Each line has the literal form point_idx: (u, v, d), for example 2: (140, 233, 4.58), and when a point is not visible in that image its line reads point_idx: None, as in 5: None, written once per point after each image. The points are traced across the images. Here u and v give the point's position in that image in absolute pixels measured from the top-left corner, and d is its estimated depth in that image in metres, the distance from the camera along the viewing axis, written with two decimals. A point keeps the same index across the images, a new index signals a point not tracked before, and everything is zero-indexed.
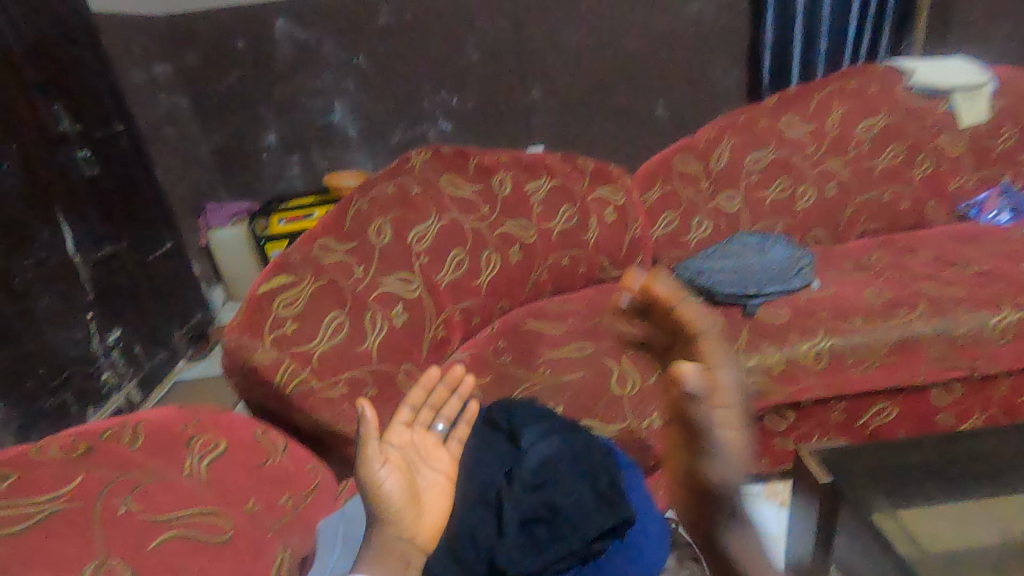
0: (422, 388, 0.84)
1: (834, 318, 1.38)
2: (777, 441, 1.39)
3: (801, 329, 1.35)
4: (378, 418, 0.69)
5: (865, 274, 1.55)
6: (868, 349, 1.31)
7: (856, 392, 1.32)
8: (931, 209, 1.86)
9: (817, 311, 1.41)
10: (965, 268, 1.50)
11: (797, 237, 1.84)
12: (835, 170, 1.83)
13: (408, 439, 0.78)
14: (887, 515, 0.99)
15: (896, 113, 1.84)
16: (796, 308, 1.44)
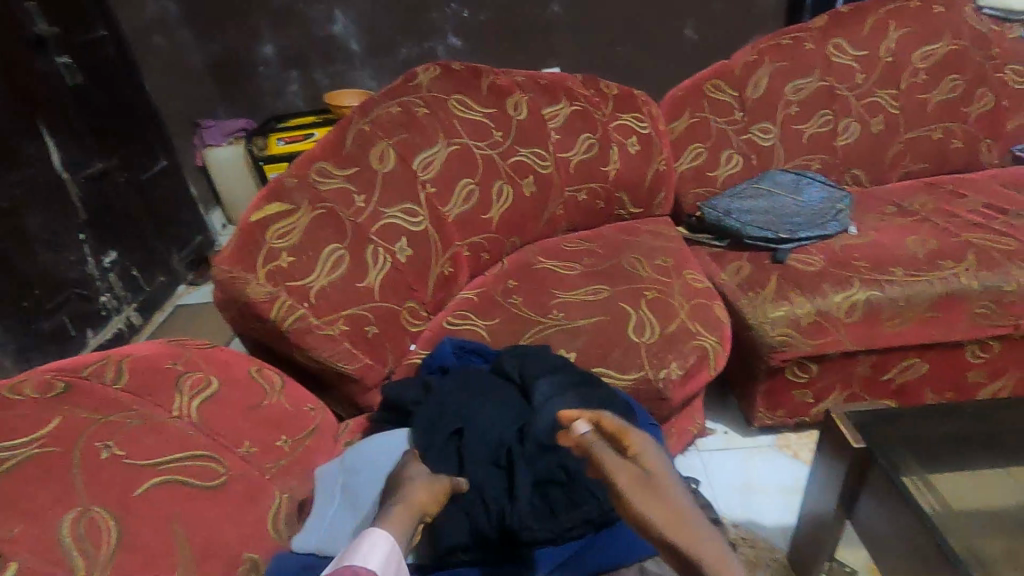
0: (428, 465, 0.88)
1: (873, 268, 1.27)
2: (795, 394, 1.33)
3: (836, 278, 1.25)
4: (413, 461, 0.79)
5: (907, 220, 1.43)
6: (907, 303, 1.21)
7: (885, 347, 1.25)
8: (984, 151, 1.70)
9: (854, 259, 1.30)
10: (1019, 217, 1.38)
11: (835, 176, 1.70)
12: (884, 103, 1.66)
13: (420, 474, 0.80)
14: (916, 481, 0.95)
15: (959, 40, 1.65)
16: (831, 256, 1.33)
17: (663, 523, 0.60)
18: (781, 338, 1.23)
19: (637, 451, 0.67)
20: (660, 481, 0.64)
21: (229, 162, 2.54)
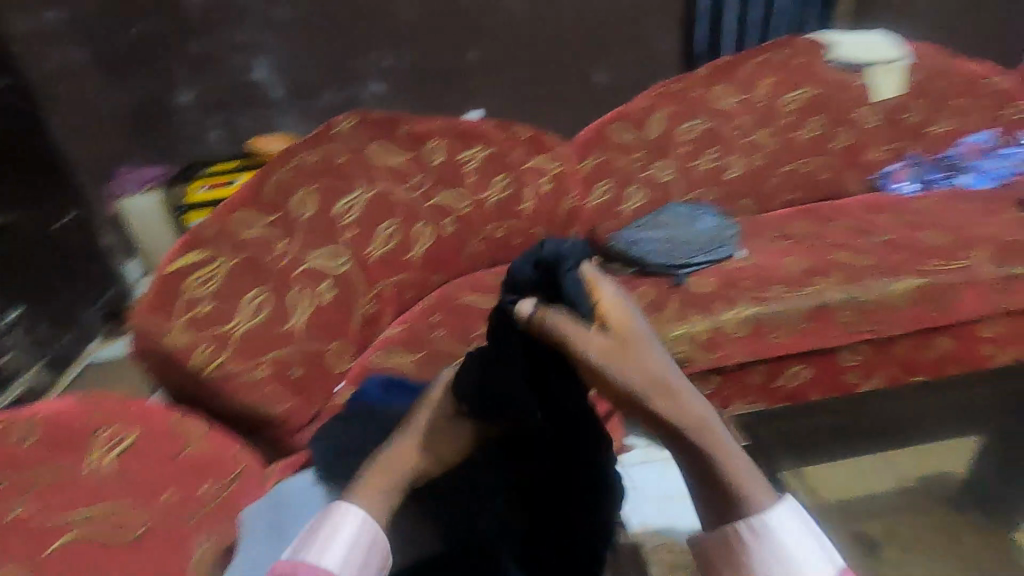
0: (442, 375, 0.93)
1: (756, 286, 1.44)
2: None
3: (725, 298, 1.41)
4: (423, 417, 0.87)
5: (785, 243, 1.63)
6: (786, 316, 1.37)
7: (772, 356, 1.39)
8: (847, 180, 1.96)
9: (740, 280, 1.46)
10: (876, 237, 1.59)
11: (727, 206, 1.90)
12: (762, 141, 1.88)
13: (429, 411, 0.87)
14: (792, 473, 1.10)
15: (819, 85, 1.90)
16: (722, 278, 1.49)
17: (638, 378, 0.63)
18: (684, 354, 1.35)
19: (619, 315, 0.68)
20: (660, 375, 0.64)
21: (147, 210, 2.42)
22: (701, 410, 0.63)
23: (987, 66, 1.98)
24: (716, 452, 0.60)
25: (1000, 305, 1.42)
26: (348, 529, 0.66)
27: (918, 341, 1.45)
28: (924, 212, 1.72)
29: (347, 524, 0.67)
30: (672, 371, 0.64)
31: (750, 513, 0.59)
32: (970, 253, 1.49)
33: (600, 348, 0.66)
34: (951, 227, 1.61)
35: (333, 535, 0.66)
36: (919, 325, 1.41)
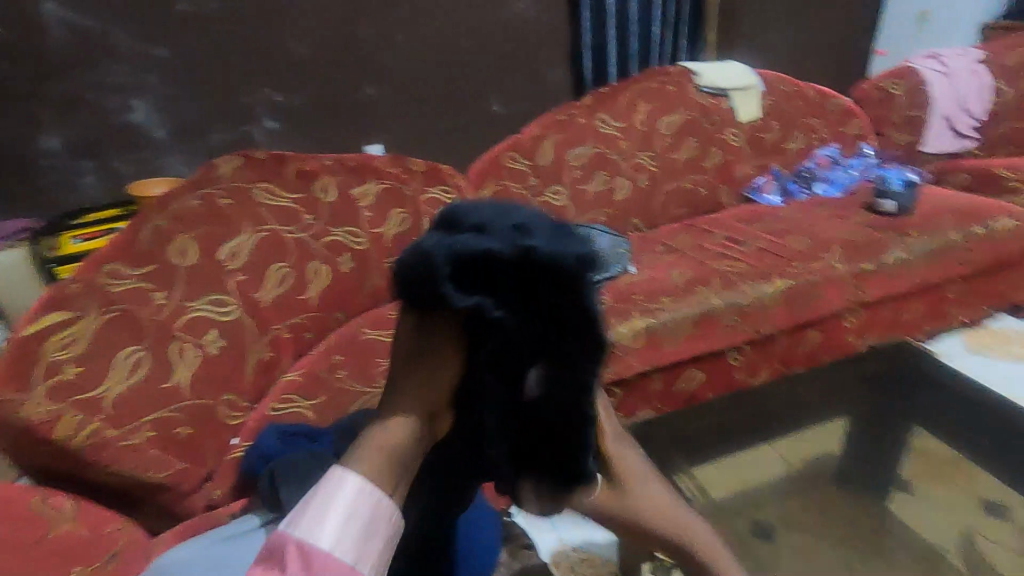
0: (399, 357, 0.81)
1: (647, 299, 1.53)
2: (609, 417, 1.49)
3: (620, 312, 1.49)
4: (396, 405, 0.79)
5: (671, 256, 1.75)
6: (676, 324, 1.46)
7: (665, 363, 1.47)
8: (724, 195, 2.14)
9: (632, 294, 1.55)
10: (748, 245, 1.75)
11: (620, 226, 2.00)
12: (645, 163, 2.02)
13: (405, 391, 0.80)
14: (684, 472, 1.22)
15: (691, 111, 2.08)
16: (616, 294, 1.57)
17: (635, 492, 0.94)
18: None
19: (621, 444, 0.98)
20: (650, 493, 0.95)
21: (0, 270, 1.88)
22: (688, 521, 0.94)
23: (825, 90, 2.26)
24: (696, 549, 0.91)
25: (855, 298, 1.61)
26: (345, 497, 0.73)
27: (791, 339, 1.60)
28: (788, 219, 1.91)
29: (341, 492, 0.73)
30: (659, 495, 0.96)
31: None
32: (827, 254, 1.66)
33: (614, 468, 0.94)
34: (810, 232, 1.80)
35: (325, 508, 0.72)
36: (791, 322, 1.56)
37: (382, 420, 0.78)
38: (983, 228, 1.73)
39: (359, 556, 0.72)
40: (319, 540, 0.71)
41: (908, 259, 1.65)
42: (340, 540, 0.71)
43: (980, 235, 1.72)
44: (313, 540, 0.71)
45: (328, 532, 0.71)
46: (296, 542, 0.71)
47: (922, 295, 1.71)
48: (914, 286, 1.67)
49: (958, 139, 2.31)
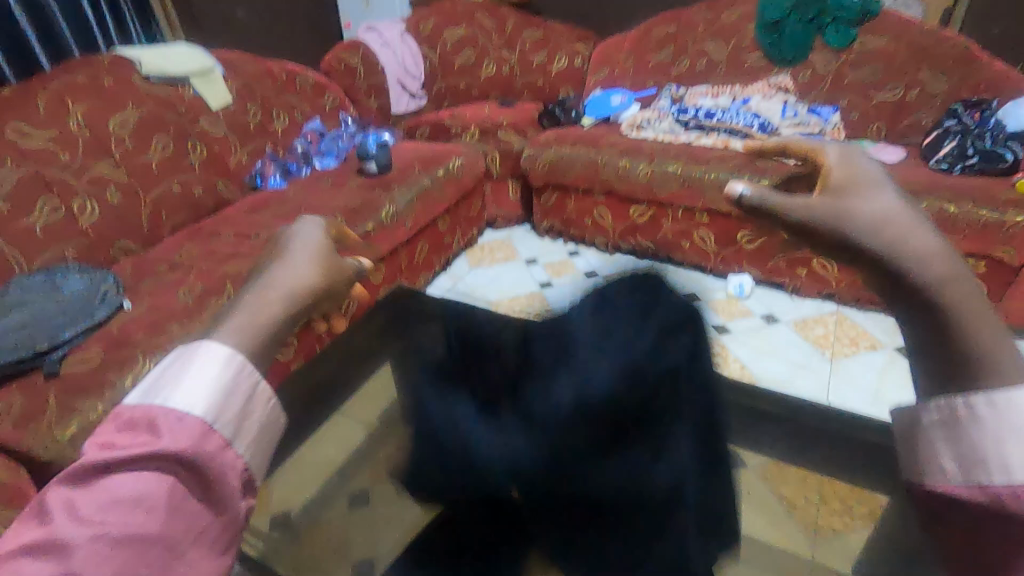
0: (324, 234, 0.55)
1: (151, 334, 1.21)
2: None
3: (116, 364, 1.14)
4: (307, 242, 0.53)
5: (176, 272, 1.42)
6: None
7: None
8: (199, 191, 1.74)
9: (133, 334, 1.20)
10: (257, 237, 1.56)
11: (96, 263, 1.49)
12: (108, 174, 1.57)
13: (317, 238, 0.54)
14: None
15: (146, 105, 1.70)
16: (112, 340, 1.19)
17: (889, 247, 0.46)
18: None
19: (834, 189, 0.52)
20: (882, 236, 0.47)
21: None
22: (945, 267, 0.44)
23: (291, 66, 2.14)
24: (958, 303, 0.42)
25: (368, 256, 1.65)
26: (207, 371, 0.42)
27: None
28: (294, 195, 1.78)
29: (203, 359, 0.43)
30: (919, 234, 0.46)
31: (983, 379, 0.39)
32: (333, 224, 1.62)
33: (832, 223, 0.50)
34: (312, 206, 1.69)
35: (181, 375, 0.43)
36: None
37: (280, 269, 0.49)
38: (443, 169, 1.95)
39: (245, 440, 0.43)
40: (191, 410, 0.41)
41: (398, 211, 1.75)
42: (227, 415, 0.42)
43: (443, 176, 1.94)
44: (183, 411, 0.41)
45: (213, 404, 0.42)
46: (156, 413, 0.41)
47: (407, 246, 1.85)
48: (413, 231, 1.85)
49: (412, 100, 2.45)
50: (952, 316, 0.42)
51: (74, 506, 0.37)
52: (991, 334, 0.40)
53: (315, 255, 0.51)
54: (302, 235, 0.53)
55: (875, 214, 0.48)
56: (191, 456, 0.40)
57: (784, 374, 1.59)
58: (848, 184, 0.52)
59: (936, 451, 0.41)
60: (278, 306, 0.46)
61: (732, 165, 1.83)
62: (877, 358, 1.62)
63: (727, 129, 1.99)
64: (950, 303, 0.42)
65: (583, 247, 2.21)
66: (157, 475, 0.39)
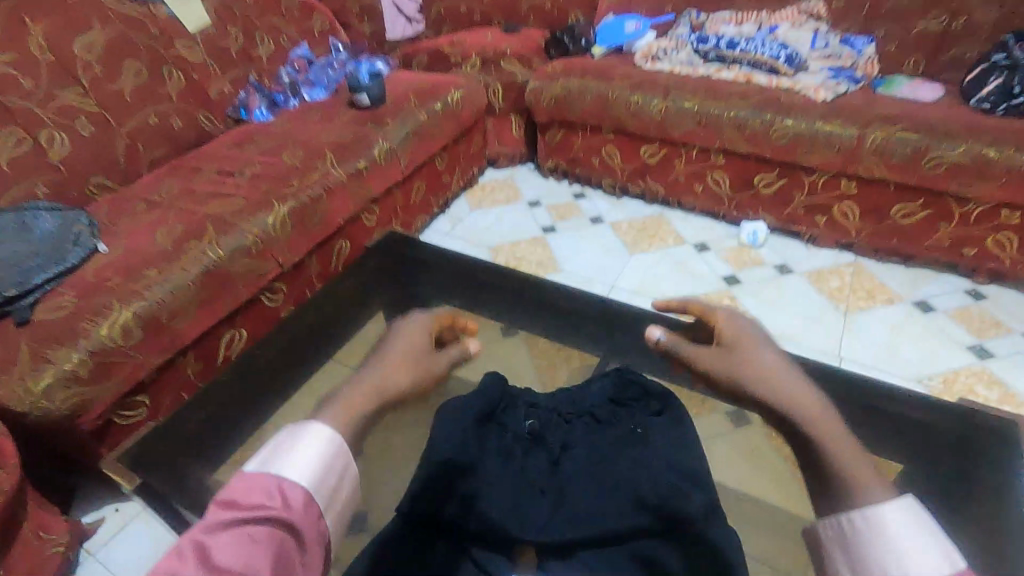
0: (421, 333, 0.70)
1: (126, 279, 1.13)
2: (140, 416, 1.15)
3: (90, 311, 1.07)
4: (407, 338, 0.68)
5: (154, 212, 1.33)
6: (175, 296, 1.14)
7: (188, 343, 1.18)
8: (178, 124, 1.61)
9: (107, 279, 1.13)
10: (241, 174, 1.45)
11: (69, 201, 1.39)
12: (77, 103, 1.44)
13: (419, 337, 0.70)
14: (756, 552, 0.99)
15: (115, 25, 1.55)
16: (85, 285, 1.12)
17: (774, 393, 0.59)
18: (71, 401, 1.00)
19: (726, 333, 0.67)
20: (769, 379, 0.60)
21: None
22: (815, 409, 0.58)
23: None
24: (831, 443, 0.55)
25: (359, 197, 1.55)
26: (312, 453, 0.55)
27: (324, 259, 1.51)
28: (281, 129, 1.66)
29: (309, 445, 0.56)
30: (797, 383, 0.60)
31: (861, 504, 0.52)
32: (322, 161, 1.51)
33: (723, 366, 0.64)
34: (299, 141, 1.58)
35: (292, 452, 0.55)
36: (311, 242, 1.42)
37: (377, 364, 0.64)
38: (441, 103, 1.81)
39: (331, 509, 0.56)
40: (299, 481, 0.53)
41: (392, 149, 1.63)
42: (322, 489, 0.55)
43: (440, 110, 1.80)
44: (294, 480, 0.53)
45: (315, 478, 0.54)
46: (270, 481, 0.53)
47: (402, 186, 1.74)
48: (409, 169, 1.73)
49: (409, 25, 2.23)
50: (832, 459, 0.55)
51: (210, 551, 0.47)
52: (864, 473, 0.54)
53: (410, 352, 0.67)
54: (408, 332, 0.70)
55: (759, 363, 0.62)
56: (294, 521, 0.51)
57: (792, 328, 1.52)
58: (733, 331, 0.67)
59: (833, 554, 0.53)
60: (367, 389, 0.62)
61: (754, 102, 1.68)
62: (894, 314, 1.54)
63: (751, 62, 1.82)
64: (830, 451, 0.55)
65: (589, 190, 2.09)
66: (271, 533, 0.50)
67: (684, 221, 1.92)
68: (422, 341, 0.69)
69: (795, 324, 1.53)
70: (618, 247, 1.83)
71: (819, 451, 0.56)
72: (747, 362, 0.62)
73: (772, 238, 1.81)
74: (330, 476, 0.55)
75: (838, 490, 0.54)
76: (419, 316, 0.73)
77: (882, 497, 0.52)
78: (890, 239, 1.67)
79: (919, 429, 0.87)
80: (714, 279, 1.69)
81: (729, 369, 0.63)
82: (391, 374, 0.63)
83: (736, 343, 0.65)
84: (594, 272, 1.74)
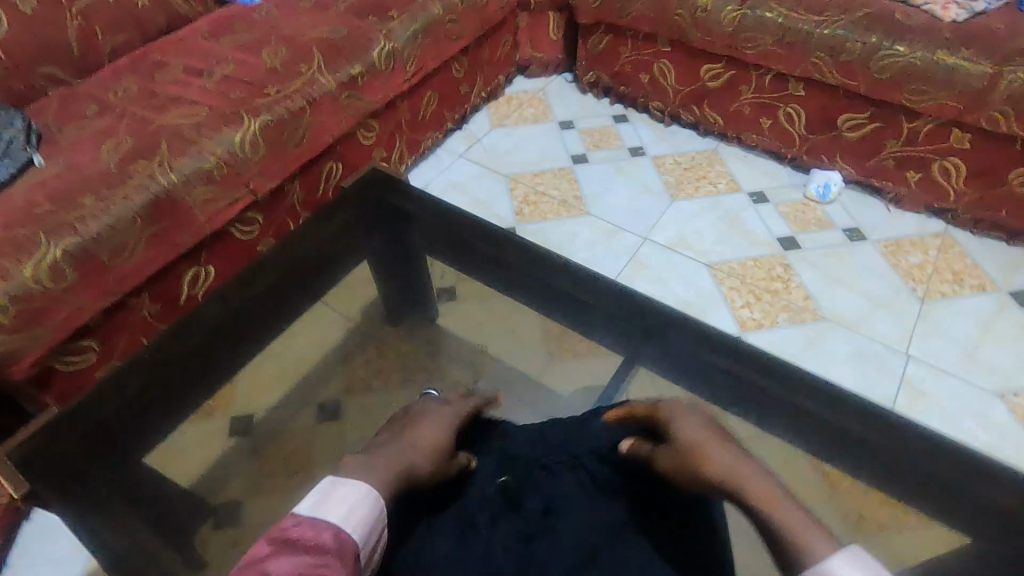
0: (449, 414, 0.72)
1: (59, 208, 0.95)
2: (89, 364, 1.02)
3: (14, 245, 0.90)
4: (437, 417, 0.70)
5: (103, 117, 1.12)
6: (117, 233, 0.96)
7: (140, 283, 1.02)
8: (143, 3, 1.35)
9: (37, 207, 0.95)
10: (210, 75, 1.20)
11: (12, 96, 1.19)
12: None
13: (448, 415, 0.71)
14: None
15: None
16: (11, 211, 0.95)
17: (710, 463, 0.53)
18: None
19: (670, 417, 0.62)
20: (708, 450, 0.54)
21: None
22: (755, 474, 0.50)
23: None
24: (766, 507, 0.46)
25: (353, 111, 1.29)
26: (360, 500, 0.47)
27: (309, 184, 1.29)
28: (265, 16, 1.37)
29: (352, 493, 0.47)
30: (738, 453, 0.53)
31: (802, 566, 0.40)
32: (308, 63, 1.24)
33: (673, 450, 0.58)
34: (283, 35, 1.30)
35: (334, 498, 0.46)
36: (290, 166, 1.20)
37: (412, 436, 0.64)
38: None
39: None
40: (348, 524, 0.44)
41: (396, 51, 1.34)
42: (367, 546, 0.45)
43: (461, 2, 1.47)
44: (343, 523, 0.44)
45: (362, 526, 0.45)
46: (327, 530, 0.42)
47: (408, 97, 1.47)
48: (418, 77, 1.45)
49: None
50: (765, 518, 0.46)
51: None
52: (793, 521, 0.44)
53: (440, 437, 0.67)
54: (438, 412, 0.71)
55: (700, 438, 0.56)
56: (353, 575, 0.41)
57: (857, 312, 1.28)
58: (676, 416, 0.62)
59: None
60: (401, 455, 0.60)
61: (859, 18, 1.31)
62: (984, 305, 1.28)
63: None
64: (760, 507, 0.47)
65: (633, 112, 1.76)
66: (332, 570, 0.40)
67: (741, 161, 1.61)
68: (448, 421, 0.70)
69: (857, 306, 1.29)
70: (658, 189, 1.55)
71: (761, 521, 0.46)
72: (689, 439, 0.57)
73: (846, 192, 1.51)
74: (375, 529, 0.47)
75: (785, 559, 0.42)
76: (454, 399, 0.77)
77: (827, 548, 0.40)
78: (998, 209, 1.35)
79: (977, 506, 0.71)
80: (768, 238, 1.43)
81: (678, 455, 0.57)
82: (420, 450, 0.63)
83: (677, 420, 0.61)
84: (627, 218, 1.49)
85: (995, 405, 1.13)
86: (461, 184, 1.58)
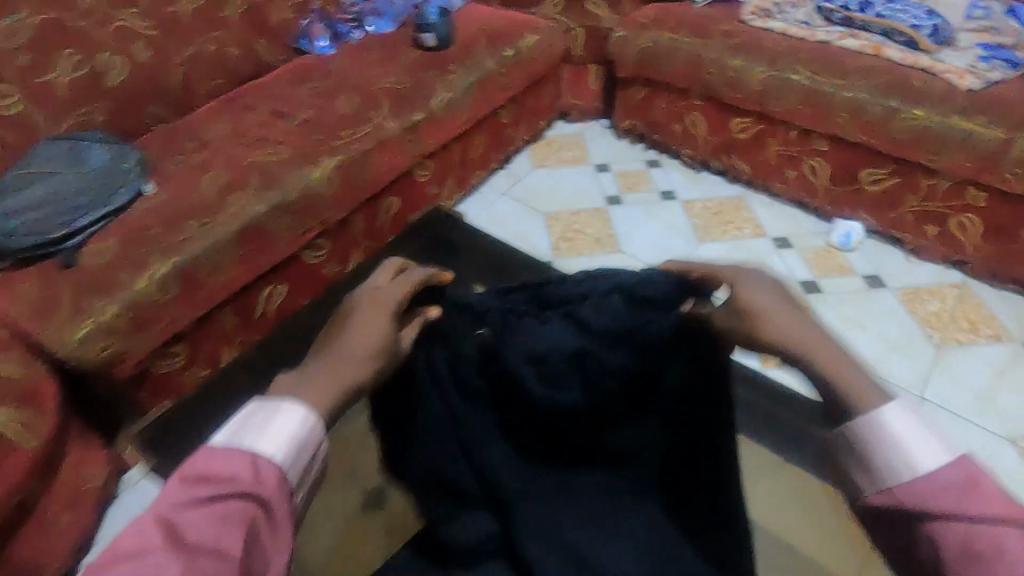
0: (389, 282, 0.59)
1: (167, 231, 1.11)
2: (179, 367, 1.16)
3: (131, 262, 1.06)
4: (377, 291, 0.57)
5: (202, 153, 1.29)
6: (213, 254, 1.11)
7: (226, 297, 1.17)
8: (235, 54, 1.54)
9: (148, 229, 1.11)
10: (292, 119, 1.37)
11: (124, 132, 1.37)
12: (135, 26, 1.38)
13: (385, 283, 0.59)
14: None
15: None
16: (128, 232, 1.11)
17: (794, 332, 0.50)
18: (107, 352, 1.01)
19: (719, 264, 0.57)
20: (782, 314, 0.51)
21: None
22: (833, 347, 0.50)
23: None
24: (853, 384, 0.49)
25: (413, 153, 1.45)
26: (288, 420, 0.46)
27: (370, 216, 1.43)
28: (339, 66, 1.55)
29: (280, 414, 0.46)
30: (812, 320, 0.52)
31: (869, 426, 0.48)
32: (377, 111, 1.40)
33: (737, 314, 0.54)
34: (356, 85, 1.47)
35: (261, 426, 0.45)
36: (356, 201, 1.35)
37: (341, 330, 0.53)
38: (513, 49, 1.63)
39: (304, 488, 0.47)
40: (271, 456, 0.44)
41: (454, 100, 1.50)
42: (297, 464, 0.46)
43: (511, 58, 1.63)
44: (262, 454, 0.44)
45: (287, 455, 0.45)
46: (243, 461, 0.43)
47: (460, 140, 1.63)
48: (470, 122, 1.60)
49: None
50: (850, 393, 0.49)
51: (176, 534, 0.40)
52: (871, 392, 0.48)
53: (381, 315, 0.55)
54: (382, 286, 0.58)
55: (775, 297, 0.52)
56: (275, 503, 0.43)
57: (875, 354, 1.35)
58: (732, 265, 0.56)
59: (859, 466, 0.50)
60: (330, 366, 0.50)
61: (879, 83, 1.42)
62: (997, 354, 1.34)
63: (884, 30, 1.53)
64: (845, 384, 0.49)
65: (666, 158, 1.89)
66: (240, 511, 0.41)
67: (767, 207, 1.72)
68: (391, 288, 0.57)
69: (875, 348, 1.36)
70: (686, 231, 1.66)
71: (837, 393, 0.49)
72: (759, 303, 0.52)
73: (869, 240, 1.60)
74: (309, 443, 0.47)
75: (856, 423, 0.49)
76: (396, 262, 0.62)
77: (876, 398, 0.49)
78: (1014, 264, 1.43)
79: None
80: (790, 280, 1.52)
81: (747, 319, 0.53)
82: (353, 345, 0.52)
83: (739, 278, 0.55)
84: (657, 257, 1.60)
85: (1003, 449, 1.19)
86: (504, 219, 1.72)
